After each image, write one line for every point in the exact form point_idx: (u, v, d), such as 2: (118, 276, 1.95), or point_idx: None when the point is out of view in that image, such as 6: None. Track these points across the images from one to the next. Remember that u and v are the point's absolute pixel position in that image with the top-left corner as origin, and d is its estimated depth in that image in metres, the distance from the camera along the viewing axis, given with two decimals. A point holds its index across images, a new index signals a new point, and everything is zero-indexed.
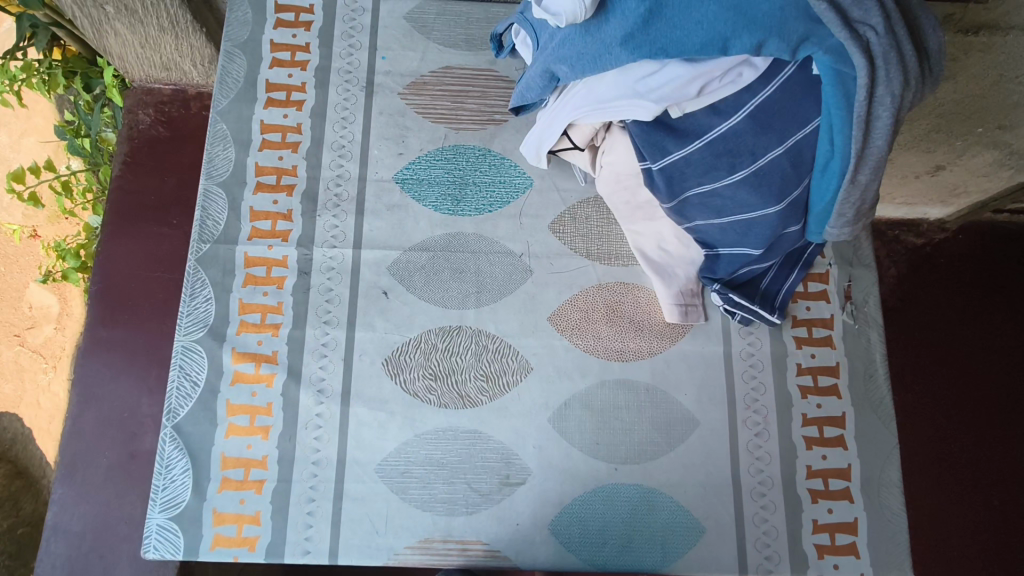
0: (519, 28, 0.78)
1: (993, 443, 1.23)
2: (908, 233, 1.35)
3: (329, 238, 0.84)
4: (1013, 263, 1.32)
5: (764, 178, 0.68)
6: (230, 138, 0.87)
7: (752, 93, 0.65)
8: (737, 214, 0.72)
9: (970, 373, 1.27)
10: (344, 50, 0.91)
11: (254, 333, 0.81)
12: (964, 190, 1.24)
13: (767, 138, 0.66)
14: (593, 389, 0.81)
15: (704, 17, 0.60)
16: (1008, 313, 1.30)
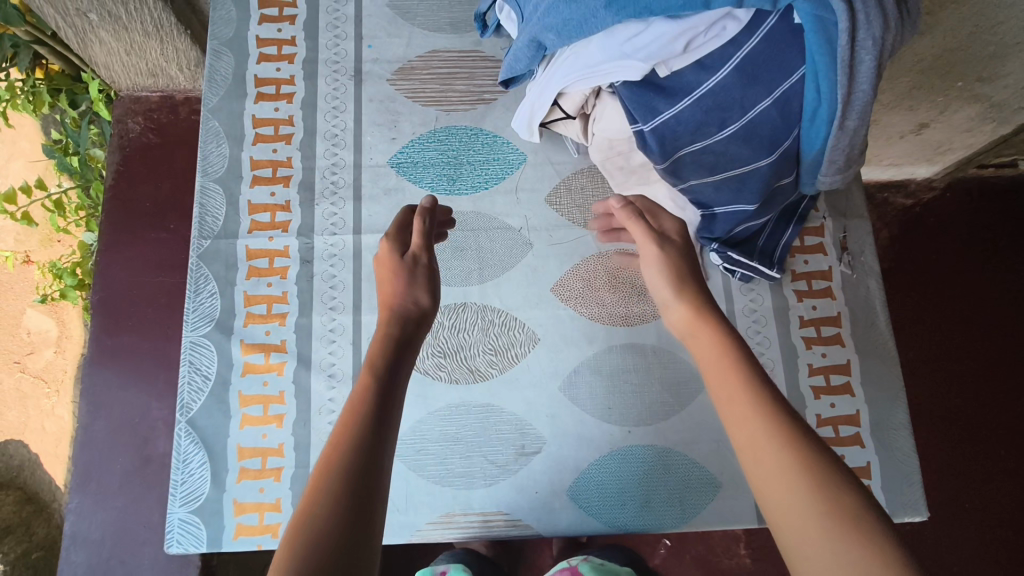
0: (503, 3, 0.79)
1: (993, 395, 1.25)
2: (897, 195, 1.37)
3: (329, 225, 0.85)
4: (1004, 215, 1.34)
5: (755, 130, 0.70)
6: (222, 135, 0.88)
7: (737, 45, 0.65)
8: (731, 169, 0.74)
9: (966, 326, 1.29)
10: (330, 41, 0.92)
11: (261, 324, 0.81)
12: (949, 147, 1.27)
13: (754, 90, 0.67)
14: (601, 355, 0.82)
15: None
16: (1000, 264, 1.32)
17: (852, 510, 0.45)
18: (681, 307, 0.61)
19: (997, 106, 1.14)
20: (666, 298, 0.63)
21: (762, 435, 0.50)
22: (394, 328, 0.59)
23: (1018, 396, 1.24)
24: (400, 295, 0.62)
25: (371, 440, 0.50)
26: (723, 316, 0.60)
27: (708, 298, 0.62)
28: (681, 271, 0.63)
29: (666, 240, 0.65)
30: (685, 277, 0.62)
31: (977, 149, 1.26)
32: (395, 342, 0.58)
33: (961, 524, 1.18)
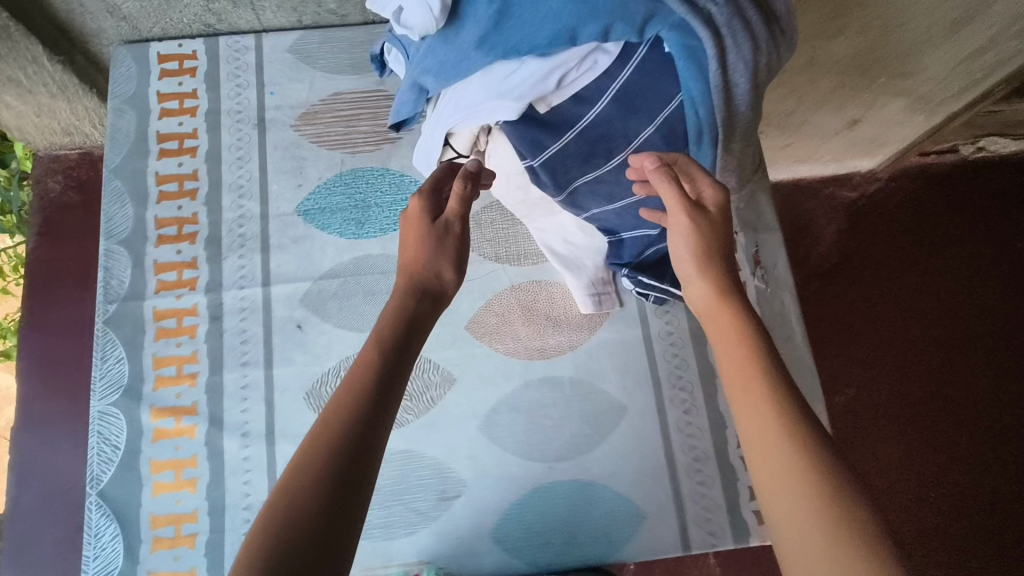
0: (391, 46, 0.79)
1: (948, 382, 1.26)
2: (842, 188, 1.38)
3: (238, 279, 0.83)
4: (942, 206, 1.36)
5: (642, 157, 0.70)
6: (127, 194, 0.87)
7: (612, 76, 0.64)
8: (627, 198, 0.75)
9: (918, 316, 1.29)
10: (231, 91, 0.91)
11: (171, 386, 0.80)
12: (884, 142, 1.32)
13: (634, 119, 0.67)
14: (518, 392, 0.81)
15: (548, 10, 0.59)
16: (945, 251, 1.34)
17: (863, 529, 0.44)
18: (701, 285, 0.60)
19: (923, 99, 1.20)
20: (689, 274, 0.61)
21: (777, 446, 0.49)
22: (411, 300, 0.58)
23: (974, 381, 1.25)
24: (418, 270, 0.59)
25: (363, 423, 0.49)
26: (746, 301, 0.58)
27: (733, 278, 0.60)
28: (710, 249, 0.60)
29: (700, 211, 0.61)
30: (712, 255, 0.60)
31: (913, 140, 1.31)
32: (410, 317, 0.57)
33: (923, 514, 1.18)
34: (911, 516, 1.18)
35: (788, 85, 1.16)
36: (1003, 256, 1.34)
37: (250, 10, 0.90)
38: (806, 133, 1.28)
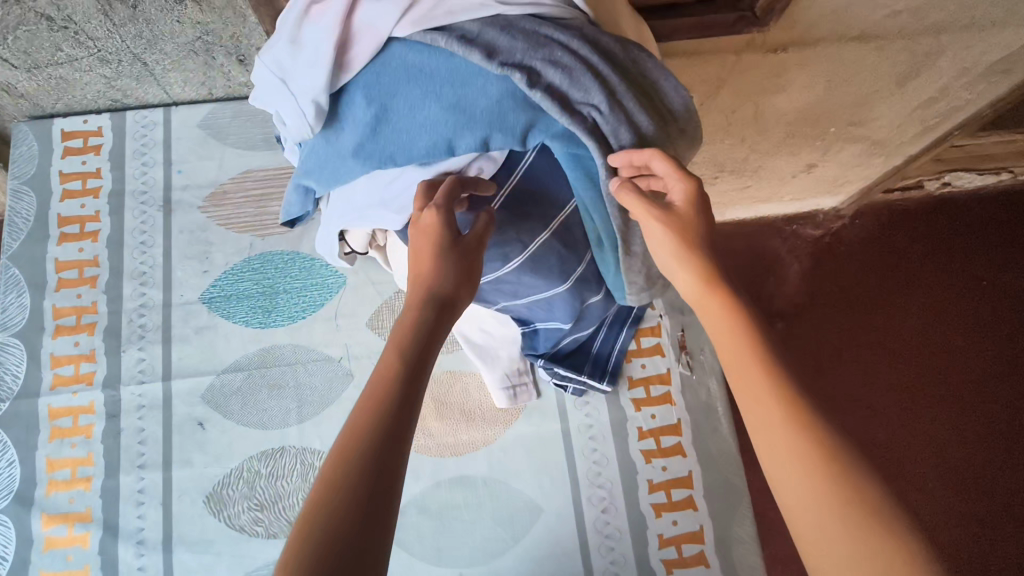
0: None
1: (911, 427, 1.24)
2: (806, 226, 1.36)
3: (137, 373, 0.80)
4: (904, 247, 1.34)
5: (540, 262, 0.65)
6: (24, 284, 0.83)
7: (499, 183, 0.60)
8: (533, 294, 0.69)
9: (884, 352, 1.28)
10: (137, 170, 0.87)
11: (64, 491, 0.76)
12: (848, 180, 1.28)
13: (528, 224, 0.63)
14: (429, 492, 0.77)
15: (425, 119, 0.54)
16: (912, 283, 1.32)
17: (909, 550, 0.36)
18: (687, 275, 0.52)
19: (879, 143, 1.18)
20: (670, 267, 0.54)
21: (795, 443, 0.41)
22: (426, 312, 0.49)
23: (938, 424, 1.24)
24: (434, 279, 0.50)
25: (387, 445, 0.39)
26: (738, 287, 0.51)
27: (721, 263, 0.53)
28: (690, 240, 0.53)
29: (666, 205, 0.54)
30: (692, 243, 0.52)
31: (875, 179, 1.29)
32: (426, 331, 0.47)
33: None
34: None
35: (738, 133, 1.13)
36: (970, 287, 1.32)
37: (156, 85, 0.86)
38: (762, 177, 1.26)
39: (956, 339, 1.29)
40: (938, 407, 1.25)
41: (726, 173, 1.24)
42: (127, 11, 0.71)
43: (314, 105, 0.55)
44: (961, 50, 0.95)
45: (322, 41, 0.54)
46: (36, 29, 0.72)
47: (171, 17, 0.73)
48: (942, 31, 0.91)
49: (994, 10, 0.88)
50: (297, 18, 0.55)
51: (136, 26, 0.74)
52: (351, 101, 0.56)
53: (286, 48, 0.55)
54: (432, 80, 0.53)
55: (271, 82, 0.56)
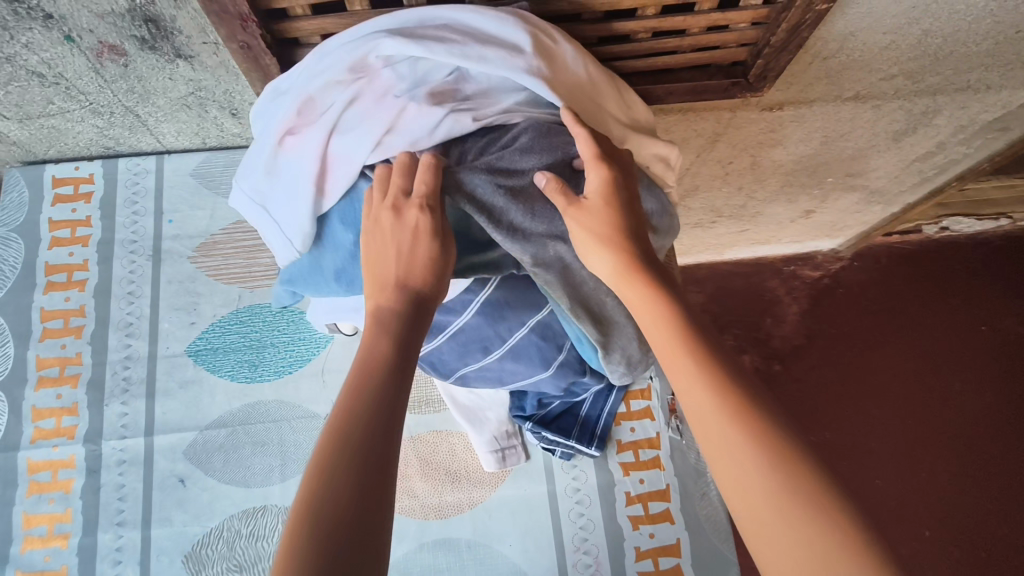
0: None
1: (907, 471, 1.23)
2: (804, 267, 1.37)
3: (119, 428, 0.79)
4: (906, 289, 1.34)
5: (519, 354, 0.67)
6: (8, 333, 0.82)
7: (473, 293, 0.61)
8: (516, 379, 0.71)
9: (882, 394, 1.28)
10: (128, 219, 0.88)
11: (40, 548, 0.75)
12: (846, 225, 1.28)
13: (504, 325, 0.63)
14: (411, 556, 0.76)
15: None
16: (910, 329, 1.32)
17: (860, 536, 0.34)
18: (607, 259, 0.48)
19: (878, 192, 1.19)
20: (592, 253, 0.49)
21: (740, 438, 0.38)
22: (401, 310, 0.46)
23: (936, 469, 1.22)
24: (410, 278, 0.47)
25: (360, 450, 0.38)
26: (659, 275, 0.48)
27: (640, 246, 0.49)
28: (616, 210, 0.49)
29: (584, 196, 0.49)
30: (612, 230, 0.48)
31: (872, 225, 1.29)
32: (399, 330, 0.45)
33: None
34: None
35: (735, 181, 1.12)
36: (966, 332, 1.32)
37: (149, 135, 0.86)
38: (761, 221, 1.26)
39: (954, 385, 1.29)
40: (937, 452, 1.24)
41: (725, 219, 1.22)
42: (118, 70, 0.73)
43: (299, 233, 0.53)
44: (958, 109, 0.97)
45: (297, 172, 0.53)
46: (28, 85, 0.74)
47: (163, 75, 0.74)
48: (939, 92, 0.92)
49: (990, 74, 0.89)
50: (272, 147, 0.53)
51: (127, 82, 0.75)
52: (332, 231, 0.54)
53: (264, 176, 0.54)
54: None
55: (253, 207, 0.56)
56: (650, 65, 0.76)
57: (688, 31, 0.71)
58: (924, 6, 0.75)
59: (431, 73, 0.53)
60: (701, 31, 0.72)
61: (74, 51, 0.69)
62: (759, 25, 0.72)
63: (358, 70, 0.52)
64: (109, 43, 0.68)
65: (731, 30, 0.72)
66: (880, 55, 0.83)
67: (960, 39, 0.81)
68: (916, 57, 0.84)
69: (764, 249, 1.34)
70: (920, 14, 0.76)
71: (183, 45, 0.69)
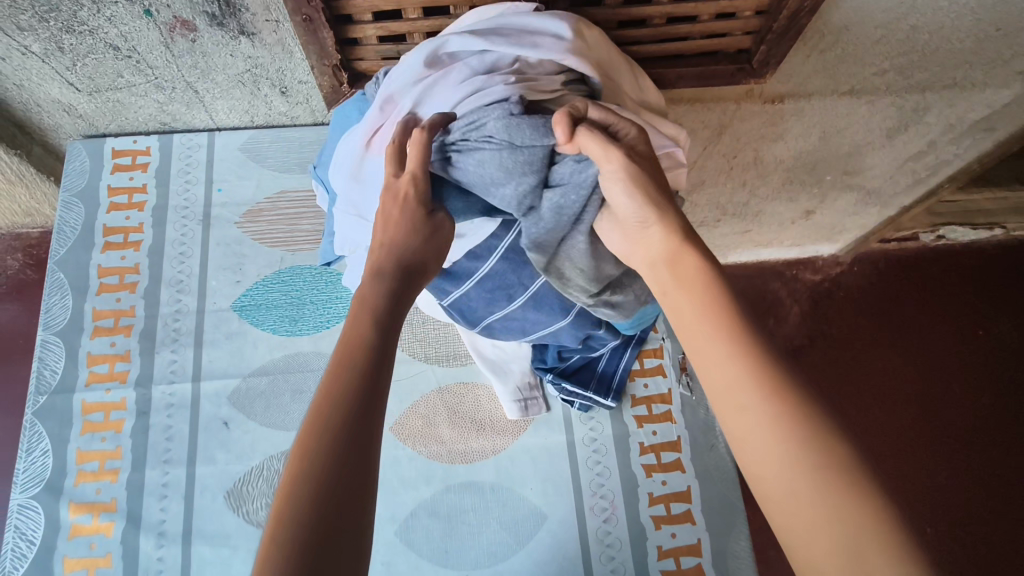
0: (317, 184, 0.82)
1: (906, 466, 1.30)
2: (806, 270, 1.45)
3: (169, 373, 0.85)
4: (904, 292, 1.42)
5: (540, 300, 0.72)
6: (67, 286, 0.89)
7: (497, 238, 0.67)
8: (539, 330, 0.77)
9: (880, 395, 1.35)
10: (180, 187, 0.95)
11: (92, 482, 0.80)
12: (845, 229, 1.37)
13: (527, 272, 0.70)
14: (438, 497, 0.81)
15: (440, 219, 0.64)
16: (908, 334, 1.39)
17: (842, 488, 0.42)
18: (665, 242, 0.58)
19: (874, 193, 1.27)
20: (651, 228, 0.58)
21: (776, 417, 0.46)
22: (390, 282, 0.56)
23: (936, 467, 1.30)
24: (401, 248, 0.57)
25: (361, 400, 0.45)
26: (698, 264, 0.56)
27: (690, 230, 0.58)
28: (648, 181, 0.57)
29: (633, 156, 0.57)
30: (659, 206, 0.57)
31: (870, 228, 1.38)
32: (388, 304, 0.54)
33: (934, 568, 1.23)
34: None
35: (740, 176, 1.20)
36: (961, 333, 1.40)
37: (204, 111, 0.94)
38: (764, 222, 1.35)
39: (953, 385, 1.36)
40: (936, 449, 1.31)
41: (730, 217, 1.31)
42: (186, 45, 0.81)
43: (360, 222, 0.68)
44: (946, 107, 1.04)
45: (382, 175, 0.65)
46: (103, 58, 0.82)
47: (225, 51, 0.82)
48: (928, 89, 1.00)
49: (974, 71, 0.97)
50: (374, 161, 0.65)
51: (192, 57, 0.83)
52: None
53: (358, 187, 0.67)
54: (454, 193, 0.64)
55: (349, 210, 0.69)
56: (664, 49, 0.84)
57: (699, 18, 0.80)
58: (910, 2, 0.83)
59: (499, 61, 0.63)
60: (710, 19, 0.80)
61: (150, 26, 0.77)
62: (762, 14, 0.80)
63: (433, 65, 0.64)
64: (182, 18, 0.77)
65: (737, 17, 0.80)
66: (871, 50, 0.91)
67: (945, 35, 0.89)
68: (904, 53, 0.92)
69: (768, 252, 1.43)
70: (907, 9, 0.84)
71: (248, 22, 0.78)
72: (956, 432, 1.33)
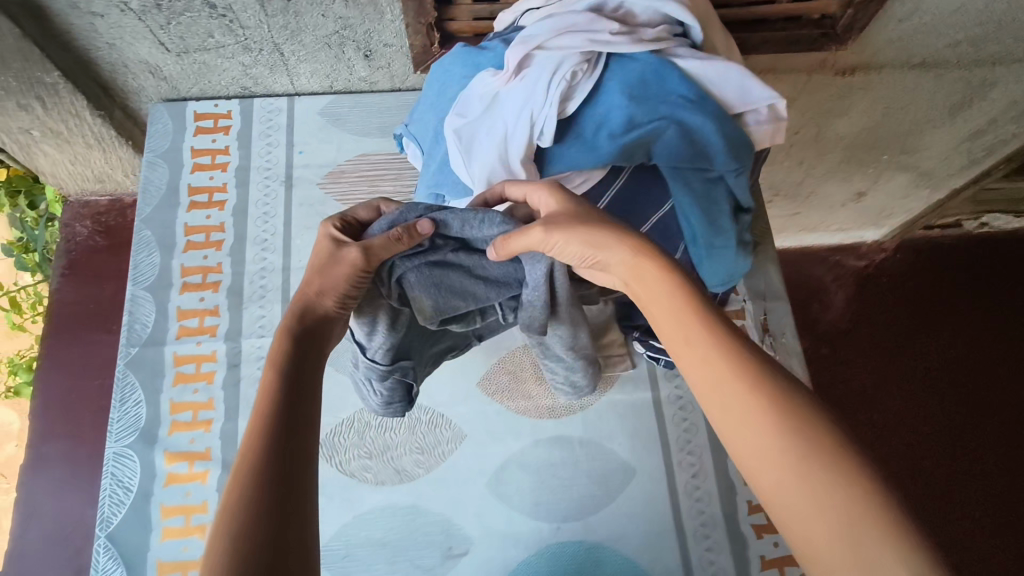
0: (408, 141, 0.83)
1: (956, 450, 1.30)
2: (849, 257, 1.49)
3: (257, 328, 0.86)
4: (947, 273, 1.44)
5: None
6: (154, 244, 0.90)
7: (607, 183, 0.67)
8: None
9: (926, 376, 1.36)
10: (263, 149, 0.96)
11: (185, 432, 0.81)
12: (893, 212, 1.39)
13: (631, 221, 0.70)
14: (528, 450, 0.82)
15: (576, 164, 0.64)
16: (957, 316, 1.40)
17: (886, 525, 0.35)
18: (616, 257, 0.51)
19: (927, 174, 1.29)
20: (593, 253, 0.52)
21: (771, 423, 0.40)
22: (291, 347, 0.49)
23: (984, 452, 1.30)
24: (309, 315, 0.52)
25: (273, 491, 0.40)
26: (664, 265, 0.49)
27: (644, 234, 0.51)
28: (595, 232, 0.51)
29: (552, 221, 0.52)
30: (598, 235, 0.51)
31: (918, 213, 1.40)
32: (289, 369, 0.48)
33: (984, 550, 1.23)
34: (971, 543, 1.24)
35: (797, 155, 1.22)
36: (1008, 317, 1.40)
37: (286, 75, 0.96)
38: (813, 204, 1.37)
39: (1002, 369, 1.36)
40: (983, 432, 1.32)
41: (781, 197, 1.34)
42: (281, 5, 0.82)
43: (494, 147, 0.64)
44: (1012, 83, 1.05)
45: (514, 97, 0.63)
46: (198, 17, 0.83)
47: (318, 12, 0.83)
48: (997, 62, 1.01)
49: None
50: (499, 156, 0.64)
51: (285, 18, 0.84)
52: (551, 168, 0.65)
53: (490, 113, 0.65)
54: (583, 141, 0.64)
55: (477, 142, 0.66)
56: None
57: None
58: None
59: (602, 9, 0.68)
60: None
61: None
62: None
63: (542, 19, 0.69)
64: None
65: None
66: (949, 19, 0.92)
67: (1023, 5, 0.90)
68: (981, 24, 0.93)
69: (814, 238, 1.48)
70: None
71: None
72: (971, 437, 1.31)
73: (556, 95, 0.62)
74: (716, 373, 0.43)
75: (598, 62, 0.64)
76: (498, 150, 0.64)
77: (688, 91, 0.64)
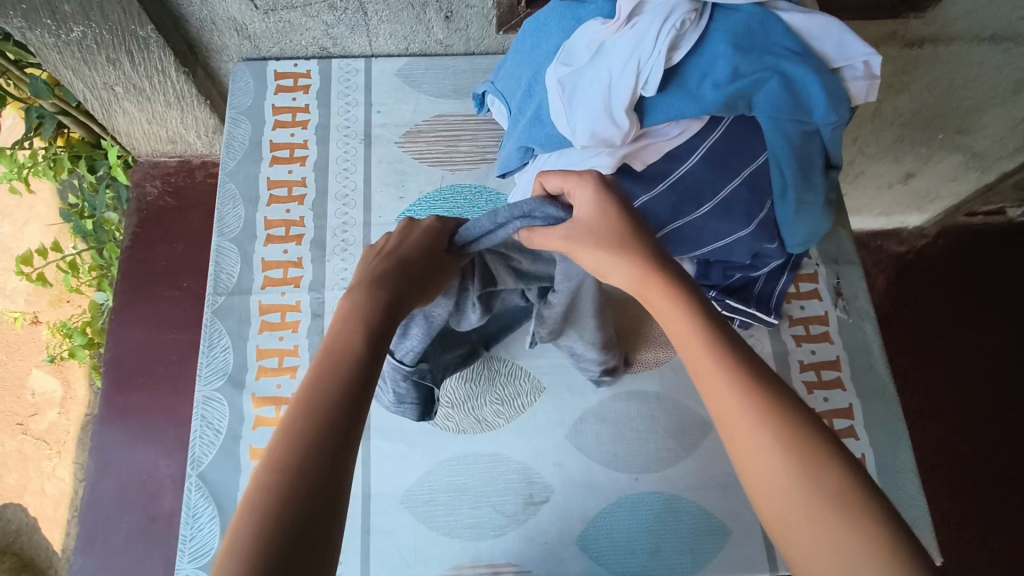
0: (494, 98, 0.87)
1: (1012, 432, 1.29)
2: (891, 243, 1.49)
3: (340, 280, 0.88)
4: (1000, 256, 1.42)
5: (730, 207, 0.72)
6: (239, 197, 0.92)
7: (702, 138, 0.69)
8: (715, 242, 0.76)
9: (978, 358, 1.34)
10: (341, 108, 0.98)
11: (273, 377, 0.83)
12: (938, 196, 1.39)
13: (724, 175, 0.70)
14: (605, 404, 0.85)
15: (679, 112, 0.66)
16: (1011, 299, 1.38)
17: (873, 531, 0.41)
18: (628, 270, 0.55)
19: (979, 156, 1.27)
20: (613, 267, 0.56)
21: (766, 440, 0.45)
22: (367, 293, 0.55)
23: None
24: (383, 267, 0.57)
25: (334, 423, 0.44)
26: (674, 278, 0.53)
27: (658, 251, 0.55)
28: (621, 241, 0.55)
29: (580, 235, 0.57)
30: (621, 248, 0.55)
31: (964, 198, 1.38)
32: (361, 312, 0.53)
33: None
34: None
35: (852, 133, 1.22)
36: None
37: (366, 35, 0.97)
38: (862, 185, 1.38)
39: None
40: None
41: None
42: None
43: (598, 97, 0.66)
44: None
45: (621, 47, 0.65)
46: None
47: None
48: None
49: None
50: (604, 105, 0.65)
51: None
52: (651, 119, 0.67)
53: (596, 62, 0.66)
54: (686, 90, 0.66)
55: (580, 92, 0.67)
56: None
57: None
58: None
59: None
60: None
61: None
62: None
63: None
64: None
65: None
66: None
67: None
68: None
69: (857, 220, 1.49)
70: None
71: None
72: None
73: (664, 43, 0.63)
74: (724, 388, 0.47)
75: (705, 13, 0.65)
76: (603, 98, 0.66)
77: (791, 44, 0.66)
